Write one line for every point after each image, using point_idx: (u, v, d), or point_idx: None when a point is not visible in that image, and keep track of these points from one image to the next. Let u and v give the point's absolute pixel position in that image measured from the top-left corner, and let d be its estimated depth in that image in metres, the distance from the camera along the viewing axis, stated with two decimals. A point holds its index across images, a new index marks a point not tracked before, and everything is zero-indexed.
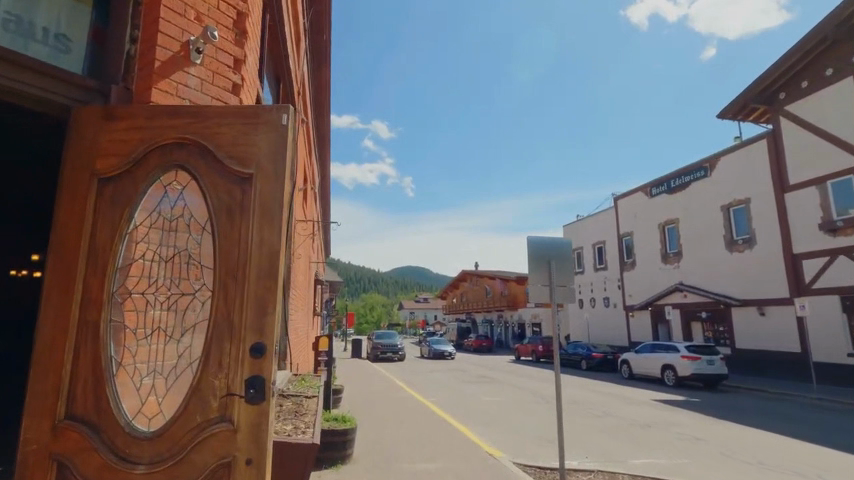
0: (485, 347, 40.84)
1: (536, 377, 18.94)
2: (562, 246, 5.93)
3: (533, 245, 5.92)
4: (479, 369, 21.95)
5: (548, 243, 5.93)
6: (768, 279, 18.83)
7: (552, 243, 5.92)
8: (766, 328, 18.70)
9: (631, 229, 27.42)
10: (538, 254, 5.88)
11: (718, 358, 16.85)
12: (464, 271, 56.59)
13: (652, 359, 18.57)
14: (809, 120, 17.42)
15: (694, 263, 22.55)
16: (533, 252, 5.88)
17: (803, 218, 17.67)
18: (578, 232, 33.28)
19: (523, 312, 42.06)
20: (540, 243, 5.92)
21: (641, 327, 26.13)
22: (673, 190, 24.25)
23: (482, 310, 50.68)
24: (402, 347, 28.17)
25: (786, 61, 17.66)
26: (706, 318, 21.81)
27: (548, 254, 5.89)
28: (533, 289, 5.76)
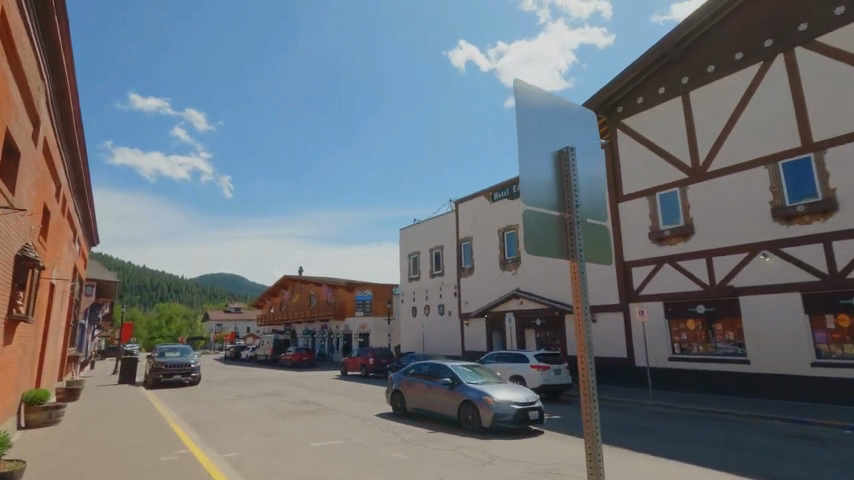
0: (307, 361, 35.84)
1: (374, 400, 15.48)
2: (576, 119, 2.53)
3: (530, 112, 2.35)
4: (300, 392, 17.43)
5: (553, 107, 2.45)
6: (599, 286, 19.18)
7: (559, 105, 2.46)
8: (597, 335, 18.95)
9: (470, 234, 26.41)
10: (538, 133, 2.33)
11: (564, 366, 15.92)
12: (285, 275, 50.29)
13: (497, 370, 16.85)
14: (644, 134, 18.16)
15: (532, 270, 22.28)
16: (530, 117, 2.32)
17: (634, 228, 18.24)
18: (415, 235, 31.50)
19: (350, 322, 38.36)
20: (541, 104, 2.38)
21: (475, 335, 25.15)
22: (514, 195, 23.83)
23: (303, 320, 45.32)
24: (197, 368, 21.57)
25: (628, 76, 18.24)
26: (540, 326, 21.56)
27: (557, 133, 2.42)
28: (532, 219, 2.20)
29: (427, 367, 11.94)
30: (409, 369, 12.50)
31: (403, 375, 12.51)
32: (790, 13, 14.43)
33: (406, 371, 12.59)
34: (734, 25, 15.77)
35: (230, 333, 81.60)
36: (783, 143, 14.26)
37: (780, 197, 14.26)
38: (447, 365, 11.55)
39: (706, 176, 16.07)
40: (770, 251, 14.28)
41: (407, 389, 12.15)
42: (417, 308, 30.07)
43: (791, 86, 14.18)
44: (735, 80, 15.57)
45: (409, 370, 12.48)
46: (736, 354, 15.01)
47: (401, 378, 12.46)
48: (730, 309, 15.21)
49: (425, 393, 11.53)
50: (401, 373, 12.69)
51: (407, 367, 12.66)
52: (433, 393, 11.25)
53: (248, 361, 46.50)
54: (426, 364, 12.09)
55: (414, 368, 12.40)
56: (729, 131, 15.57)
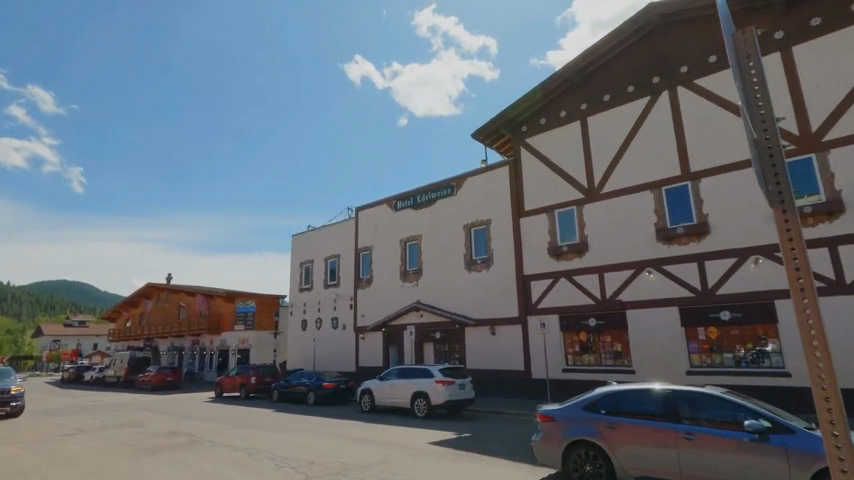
0: (171, 383, 31.08)
1: (259, 426, 13.36)
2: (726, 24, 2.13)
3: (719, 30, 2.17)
4: (164, 421, 14.49)
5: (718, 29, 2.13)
6: (499, 299, 19.33)
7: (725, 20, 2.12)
8: (496, 348, 19.02)
9: (370, 243, 25.24)
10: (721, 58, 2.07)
11: (468, 380, 15.42)
12: (149, 283, 43.73)
13: (398, 387, 15.76)
14: (546, 153, 18.96)
15: (433, 282, 21.86)
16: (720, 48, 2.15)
17: (534, 243, 18.74)
18: (309, 243, 29.37)
19: (228, 337, 34.36)
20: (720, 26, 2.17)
21: (371, 350, 23.88)
22: (418, 205, 23.33)
23: (169, 335, 39.63)
24: (19, 395, 17.02)
25: (533, 97, 18.95)
26: (439, 339, 21.10)
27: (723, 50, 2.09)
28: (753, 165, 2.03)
29: (660, 399, 6.99)
30: (598, 403, 7.46)
31: (588, 414, 7.41)
32: (673, 55, 16.10)
33: (592, 404, 7.49)
34: (627, 60, 17.16)
35: (71, 351, 68.75)
36: (666, 170, 15.77)
37: (663, 219, 15.61)
38: (707, 394, 6.75)
39: (600, 197, 17.13)
40: (654, 268, 15.51)
41: (612, 439, 7.12)
42: (308, 321, 27.87)
43: (673, 121, 15.80)
44: (627, 110, 16.98)
45: (601, 404, 7.42)
46: (622, 365, 15.98)
47: (589, 418, 7.36)
48: (617, 322, 16.12)
49: (675, 447, 6.61)
50: (576, 407, 7.59)
51: (588, 396, 7.61)
52: (706, 447, 6.37)
53: (94, 384, 39.16)
54: (642, 394, 7.18)
55: (607, 400, 7.41)
56: (621, 156, 16.85)
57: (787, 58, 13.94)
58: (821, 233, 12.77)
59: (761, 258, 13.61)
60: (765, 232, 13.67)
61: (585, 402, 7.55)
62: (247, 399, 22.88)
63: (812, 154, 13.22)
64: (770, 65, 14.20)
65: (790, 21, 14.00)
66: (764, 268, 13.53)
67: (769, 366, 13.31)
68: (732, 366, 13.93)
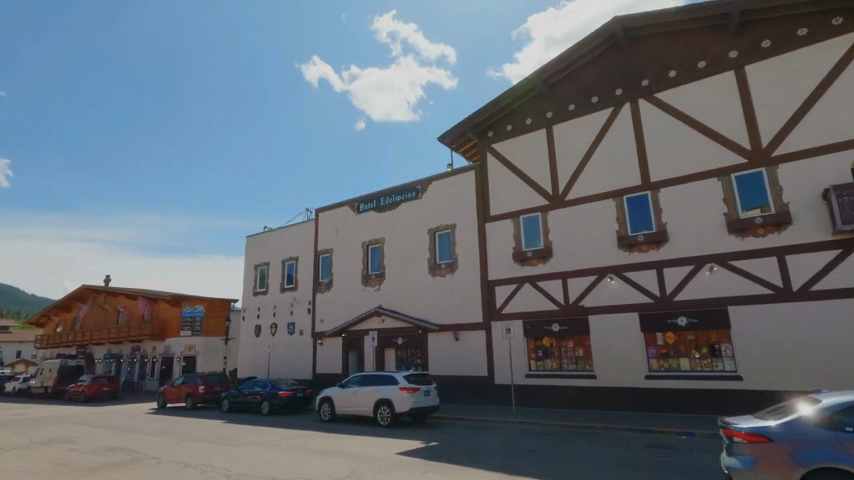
0: (107, 393, 28.73)
1: (209, 439, 12.39)
2: None
3: None
4: (100, 436, 13.17)
5: None
6: (463, 304, 19.16)
7: None
8: (459, 354, 18.80)
9: (330, 246, 24.46)
10: None
11: (433, 387, 15.04)
12: (84, 285, 40.50)
13: (360, 394, 15.16)
14: (512, 159, 19.06)
15: (395, 287, 21.40)
16: None
17: (499, 248, 18.72)
18: (265, 245, 28.14)
19: (173, 344, 32.28)
20: None
21: (329, 356, 23.06)
22: (381, 208, 22.84)
23: (106, 341, 36.78)
24: None
25: (500, 103, 18.98)
26: (401, 345, 20.65)
27: None
28: None
29: None
30: (839, 419, 5.82)
31: (831, 432, 5.73)
32: (635, 69, 16.64)
33: (832, 420, 5.83)
34: (592, 71, 17.57)
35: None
36: (628, 179, 16.22)
37: (624, 226, 16.01)
38: None
39: (564, 204, 17.36)
40: (615, 274, 15.85)
41: None
42: (262, 327, 26.61)
43: (634, 131, 16.31)
44: (591, 119, 17.36)
45: (845, 420, 5.78)
46: (584, 370, 16.14)
47: (829, 437, 5.71)
48: (580, 327, 16.30)
49: None
50: (804, 422, 5.93)
51: (818, 408, 6.00)
52: None
53: (16, 396, 35.64)
54: None
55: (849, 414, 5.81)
56: (585, 165, 17.18)
57: (740, 77, 14.71)
58: (770, 243, 13.47)
59: (716, 266, 14.19)
60: (720, 241, 14.27)
61: (816, 417, 5.93)
62: (194, 410, 21.42)
63: (762, 168, 13.99)
64: (725, 82, 14.93)
65: (743, 41, 14.80)
66: (719, 276, 14.11)
67: (722, 370, 13.86)
68: (688, 370, 14.35)
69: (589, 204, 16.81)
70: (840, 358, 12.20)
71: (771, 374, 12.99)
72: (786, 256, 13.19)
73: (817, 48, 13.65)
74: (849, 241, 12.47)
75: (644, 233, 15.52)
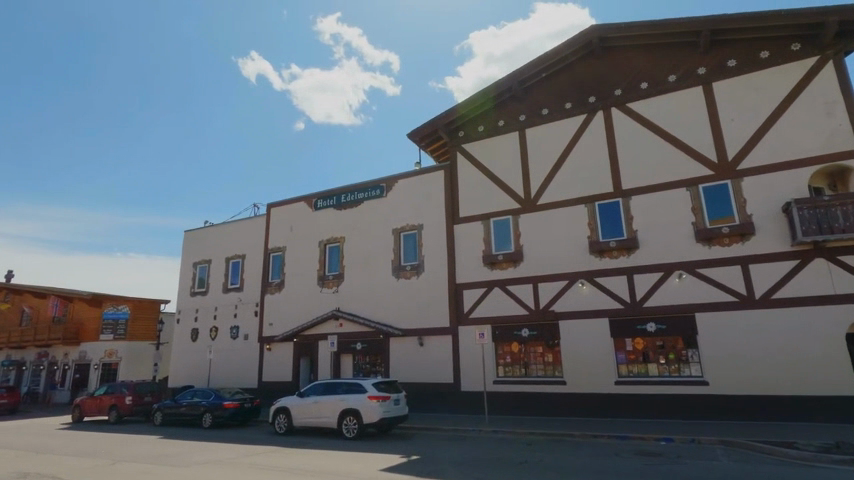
0: (5, 406, 24.76)
1: (149, 458, 10.61)
2: None
3: None
4: (5, 458, 10.89)
5: None
6: (429, 308, 18.36)
7: None
8: (424, 361, 17.97)
9: (283, 244, 22.75)
10: None
11: (402, 395, 14.07)
12: None
13: (322, 404, 13.87)
14: (483, 160, 18.64)
15: (355, 289, 20.18)
16: None
17: (468, 251, 18.18)
18: (207, 241, 25.73)
19: (90, 349, 28.63)
20: None
21: (279, 362, 21.32)
22: (341, 205, 21.59)
23: (6, 346, 31.98)
24: None
25: (473, 103, 18.57)
26: (360, 351, 19.44)
27: None
28: None
29: None
30: None
31: None
32: (609, 78, 16.90)
33: None
34: (566, 78, 17.66)
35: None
36: (599, 186, 16.31)
37: (596, 232, 16.05)
38: None
39: (536, 207, 17.16)
40: (586, 280, 15.83)
41: None
42: (200, 330, 24.21)
43: (607, 138, 16.49)
44: (564, 125, 17.36)
45: None
46: (553, 375, 15.94)
47: None
48: (550, 333, 16.09)
49: None
50: None
51: None
52: None
53: None
54: None
55: None
56: (557, 169, 17.12)
57: (708, 93, 15.31)
58: (736, 252, 14.00)
59: (684, 273, 14.54)
60: (688, 249, 14.65)
61: None
62: (118, 424, 18.81)
63: (728, 180, 14.58)
64: (694, 96, 15.46)
65: (711, 59, 15.46)
66: (687, 283, 14.47)
67: (689, 375, 14.18)
68: (656, 375, 14.55)
69: (561, 208, 16.72)
70: (800, 363, 12.85)
71: (736, 379, 13.45)
72: (750, 265, 13.77)
73: (779, 69, 14.49)
74: (807, 252, 13.21)
75: (621, 238, 15.58)
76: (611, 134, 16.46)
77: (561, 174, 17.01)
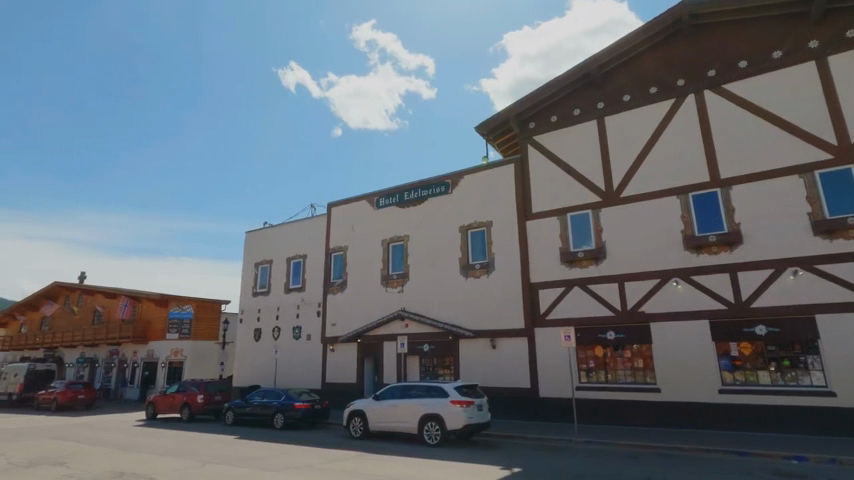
0: (82, 402, 25.74)
1: (237, 461, 10.26)
2: None
3: None
4: (96, 456, 10.86)
5: None
6: (501, 308, 17.44)
7: None
8: (497, 364, 17.08)
9: (344, 243, 22.45)
10: None
11: (485, 401, 13.25)
12: (55, 282, 37.08)
13: (401, 408, 13.26)
14: (557, 152, 17.55)
15: (421, 289, 19.53)
16: None
17: (543, 248, 17.13)
18: (268, 241, 25.84)
19: (157, 348, 29.46)
20: None
21: (343, 363, 20.97)
22: (404, 203, 21.03)
23: (80, 344, 33.50)
24: None
25: (546, 92, 17.58)
26: (428, 353, 18.75)
27: None
28: None
29: None
30: None
31: None
32: (701, 59, 15.49)
33: None
34: (651, 61, 16.36)
35: None
36: (693, 176, 14.92)
37: (690, 226, 14.67)
38: None
39: (619, 201, 15.94)
40: (681, 278, 14.47)
41: None
42: (263, 330, 24.31)
43: (700, 124, 15.08)
44: (650, 112, 16.05)
45: None
46: (643, 382, 14.69)
47: None
48: (641, 336, 14.82)
49: None
50: None
51: None
52: None
53: None
54: None
55: None
56: (643, 159, 15.82)
57: (822, 68, 13.68)
58: None
59: (800, 270, 12.98)
60: (804, 244, 13.07)
61: None
62: (190, 423, 18.97)
63: (850, 166, 12.92)
64: (805, 73, 13.86)
65: (824, 32, 13.83)
66: (804, 281, 12.91)
67: (808, 385, 12.63)
68: (768, 384, 13.07)
69: (649, 201, 15.43)
70: None
71: None
72: None
73: None
74: None
75: (721, 232, 14.16)
76: (705, 119, 15.05)
77: (647, 164, 15.75)
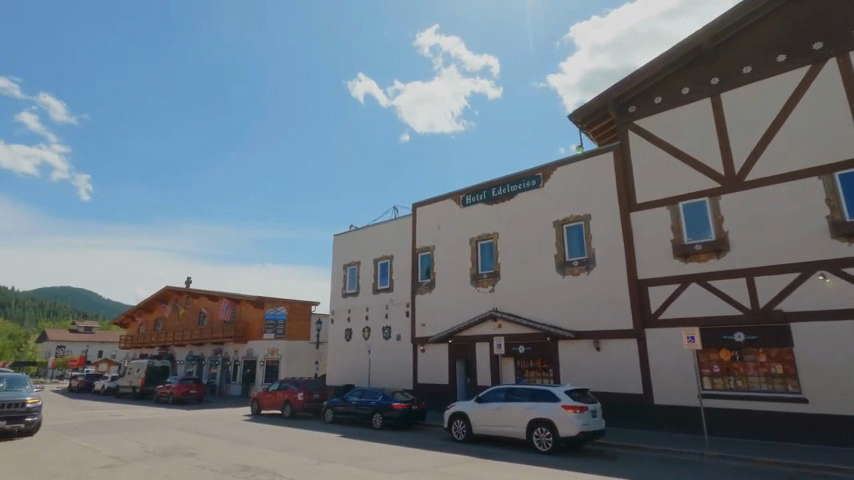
0: (194, 396, 27.89)
1: (349, 460, 10.23)
2: None
3: None
4: (219, 448, 11.36)
5: None
6: (605, 308, 16.21)
7: None
8: (602, 368, 15.88)
9: (431, 243, 22.28)
10: None
11: (599, 407, 12.25)
12: (167, 286, 40.85)
13: (507, 412, 12.63)
14: (663, 137, 16.02)
15: (514, 288, 18.79)
16: None
17: (651, 242, 15.69)
18: (355, 244, 26.43)
19: (256, 347, 31.25)
20: None
21: (434, 364, 20.75)
22: (492, 199, 20.42)
23: (189, 342, 36.52)
24: (37, 408, 13.88)
25: (649, 71, 16.13)
26: (524, 355, 17.94)
27: None
28: None
29: None
30: None
31: None
32: (843, 17, 13.37)
33: None
34: (777, 26, 14.43)
35: (78, 359, 65.60)
36: (839, 152, 12.85)
37: (838, 211, 12.63)
38: None
39: (743, 186, 14.16)
40: (829, 271, 12.49)
41: None
42: (354, 331, 24.82)
43: (846, 92, 12.98)
44: (778, 82, 14.11)
45: None
46: (783, 391, 12.83)
47: None
48: (778, 338, 12.97)
49: None
50: None
51: None
52: None
53: (105, 395, 35.98)
54: None
55: None
56: (771, 137, 13.93)
57: None
58: None
59: None
60: None
61: None
62: (292, 419, 19.69)
63: None
64: None
65: None
66: None
67: None
68: None
69: (782, 184, 13.53)
70: None
71: None
72: None
73: None
74: None
75: None
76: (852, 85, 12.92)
77: (777, 142, 13.85)
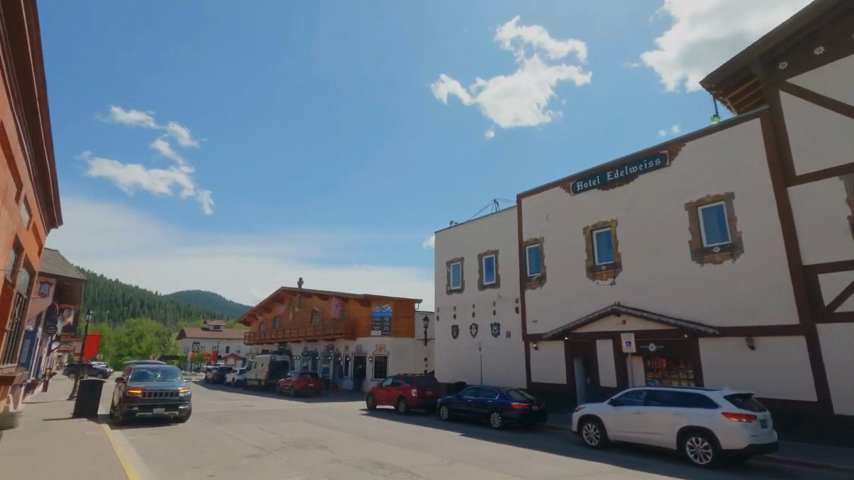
0: (312, 389, 29.50)
1: (482, 462, 9.67)
2: None
3: None
4: (349, 443, 11.48)
5: None
6: (759, 300, 13.93)
7: None
8: (759, 370, 13.65)
9: (540, 235, 21.11)
10: None
11: (769, 415, 10.38)
12: (282, 287, 44.07)
13: (651, 417, 11.22)
14: (828, 93, 13.33)
15: (639, 280, 17.00)
16: None
17: (818, 220, 13.14)
18: (458, 239, 26.06)
19: (364, 344, 32.25)
20: None
21: (550, 363, 19.58)
22: (607, 184, 18.76)
23: (304, 339, 38.85)
24: (186, 398, 15.21)
25: (807, 17, 13.53)
26: (656, 353, 16.12)
27: None
28: None
29: None
30: None
31: None
32: None
33: None
34: None
35: (210, 354, 73.59)
36: None
37: None
38: None
39: None
40: None
41: None
42: (461, 327, 24.42)
43: None
44: None
45: None
46: None
47: None
48: None
49: None
50: None
51: None
52: None
53: (235, 386, 39.72)
54: None
55: None
56: None
57: None
58: None
59: None
60: None
61: None
62: (407, 415, 19.76)
63: None
64: None
65: None
66: None
67: None
68: None
69: None
70: None
71: None
72: None
73: None
74: None
75: None
76: None
77: None
